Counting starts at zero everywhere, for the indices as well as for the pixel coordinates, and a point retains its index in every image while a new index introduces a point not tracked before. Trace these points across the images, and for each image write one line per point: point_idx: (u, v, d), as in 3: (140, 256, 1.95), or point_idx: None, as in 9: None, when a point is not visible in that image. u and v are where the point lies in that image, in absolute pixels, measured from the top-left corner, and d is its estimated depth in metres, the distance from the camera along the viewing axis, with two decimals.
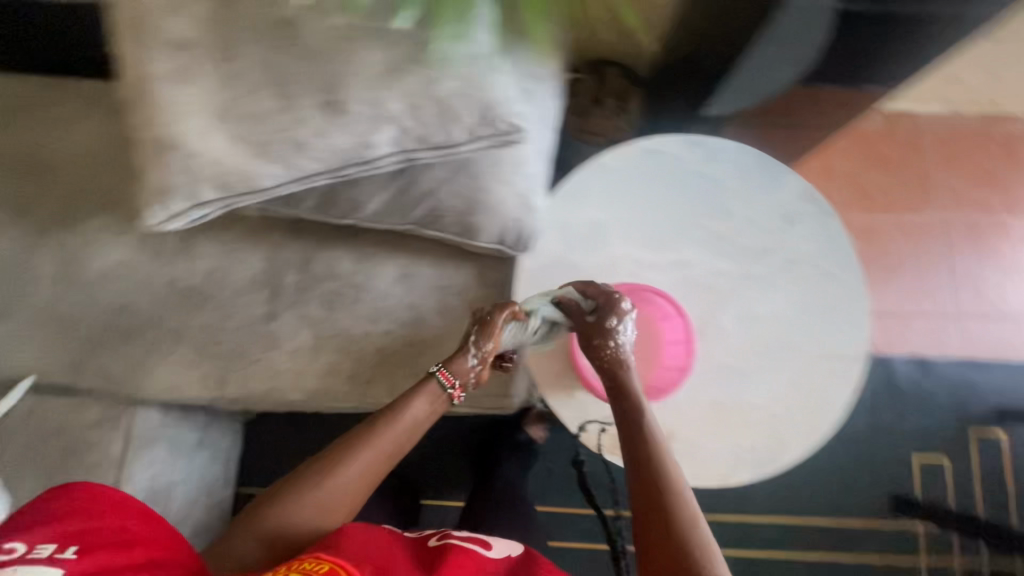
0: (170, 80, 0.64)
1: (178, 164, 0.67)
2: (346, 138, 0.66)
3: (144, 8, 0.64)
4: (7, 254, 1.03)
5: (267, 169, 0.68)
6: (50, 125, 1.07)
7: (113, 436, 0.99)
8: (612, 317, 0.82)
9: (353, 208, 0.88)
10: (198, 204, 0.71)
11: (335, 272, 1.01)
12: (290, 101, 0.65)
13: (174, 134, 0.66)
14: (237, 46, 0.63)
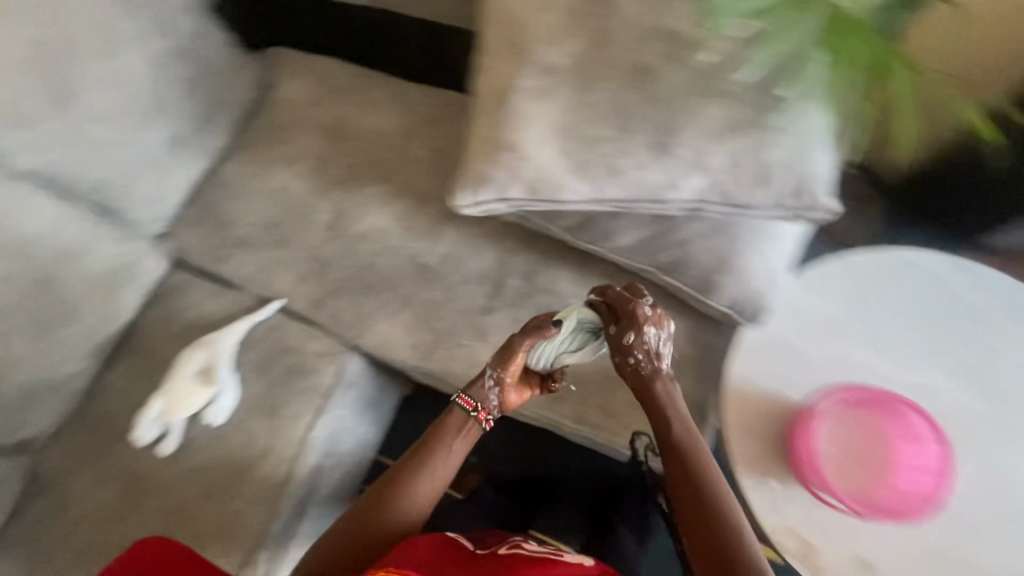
0: (531, 95, 0.76)
1: (509, 163, 0.77)
2: (662, 177, 0.73)
3: (530, 35, 0.77)
4: (297, 198, 1.25)
5: (576, 185, 0.77)
6: (360, 107, 1.33)
7: (325, 370, 1.11)
8: (630, 330, 0.81)
9: (605, 237, 0.95)
10: (501, 198, 0.81)
11: (555, 288, 1.08)
12: (626, 134, 0.73)
13: (515, 137, 0.77)
14: (598, 80, 0.73)
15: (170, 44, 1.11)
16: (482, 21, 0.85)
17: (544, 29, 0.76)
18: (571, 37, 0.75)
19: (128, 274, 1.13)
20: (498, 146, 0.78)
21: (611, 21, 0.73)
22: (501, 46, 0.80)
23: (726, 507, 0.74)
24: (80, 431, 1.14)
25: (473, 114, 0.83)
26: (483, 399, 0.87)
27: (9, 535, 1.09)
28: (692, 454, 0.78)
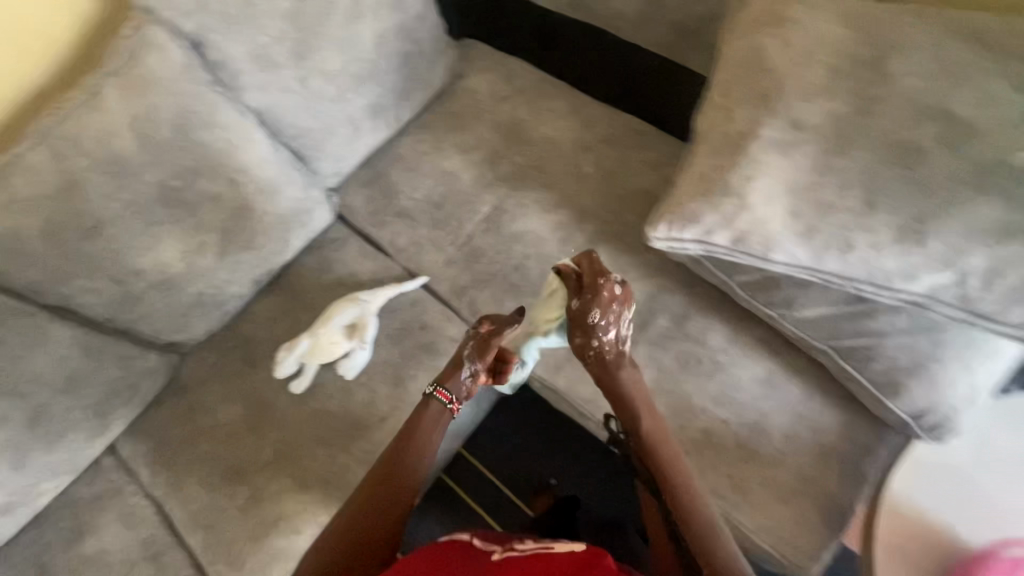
0: (771, 146, 0.73)
1: (726, 208, 0.75)
2: (900, 265, 0.67)
3: (784, 86, 0.74)
4: (462, 185, 1.29)
5: (791, 247, 0.72)
6: (539, 113, 1.35)
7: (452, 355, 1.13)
8: (596, 309, 0.83)
9: (784, 304, 0.89)
10: (702, 240, 0.78)
11: (705, 339, 1.03)
12: (869, 210, 0.68)
13: (741, 183, 0.74)
14: (853, 146, 0.69)
15: (401, 21, 1.17)
16: (724, 60, 0.83)
17: (802, 85, 0.74)
18: (832, 98, 0.71)
19: (303, 223, 1.19)
20: (720, 188, 0.75)
21: (883, 89, 0.70)
22: (746, 89, 0.77)
23: (686, 480, 0.79)
24: (223, 347, 1.23)
25: (694, 150, 0.81)
26: (457, 388, 0.94)
27: (144, 422, 1.19)
28: (663, 436, 0.82)
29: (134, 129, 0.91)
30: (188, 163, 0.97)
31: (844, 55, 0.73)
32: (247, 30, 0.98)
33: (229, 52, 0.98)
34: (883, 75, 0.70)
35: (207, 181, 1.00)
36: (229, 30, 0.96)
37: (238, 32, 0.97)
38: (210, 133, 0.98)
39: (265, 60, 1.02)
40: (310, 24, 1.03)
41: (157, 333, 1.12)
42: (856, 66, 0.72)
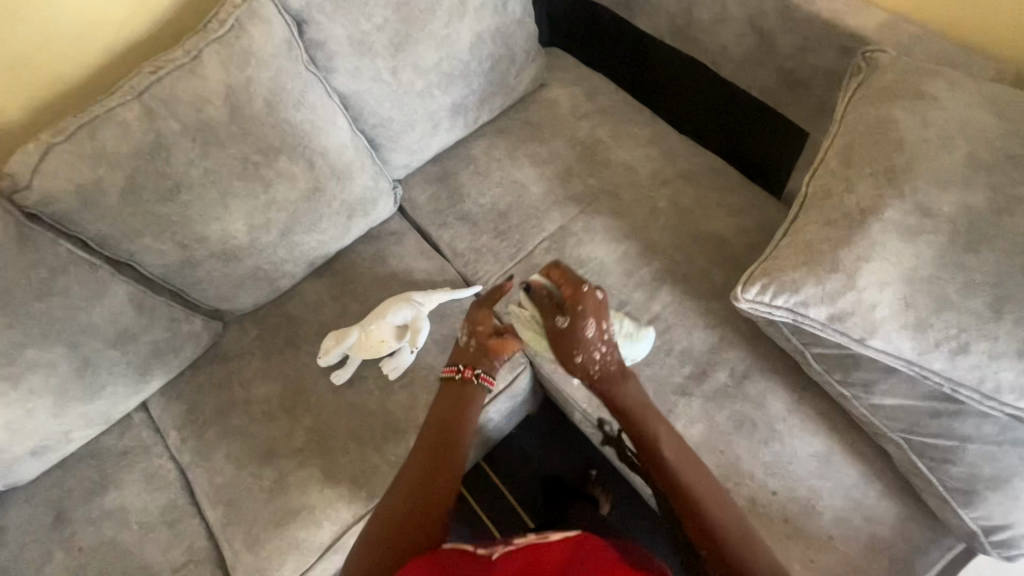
0: (891, 228, 0.69)
1: (830, 285, 0.71)
2: (1018, 381, 0.63)
3: (916, 167, 0.70)
4: (531, 199, 1.26)
5: (894, 337, 0.68)
6: (619, 137, 1.30)
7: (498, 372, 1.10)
8: (591, 321, 0.92)
9: (861, 386, 0.85)
10: (795, 310, 0.74)
11: (763, 402, 0.99)
12: (993, 316, 0.64)
13: (852, 261, 0.70)
14: (986, 245, 0.65)
15: (500, 25, 1.14)
16: (847, 126, 0.79)
17: (936, 169, 0.69)
18: (969, 189, 0.67)
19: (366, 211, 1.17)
20: (827, 262, 0.72)
21: None
22: (871, 162, 0.73)
23: (699, 475, 0.83)
24: (268, 323, 1.22)
25: (802, 215, 0.77)
26: (474, 360, 0.97)
27: (180, 385, 1.18)
28: (677, 446, 0.86)
29: (228, 100, 0.89)
30: (273, 141, 0.95)
31: (988, 146, 0.68)
32: (350, 16, 0.96)
33: (329, 33, 0.96)
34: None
35: (286, 160, 0.98)
36: (333, 12, 0.95)
37: (342, 16, 0.95)
38: (298, 114, 0.96)
39: (363, 47, 1.00)
40: (411, 18, 1.01)
41: (209, 300, 1.11)
42: (1000, 160, 0.67)
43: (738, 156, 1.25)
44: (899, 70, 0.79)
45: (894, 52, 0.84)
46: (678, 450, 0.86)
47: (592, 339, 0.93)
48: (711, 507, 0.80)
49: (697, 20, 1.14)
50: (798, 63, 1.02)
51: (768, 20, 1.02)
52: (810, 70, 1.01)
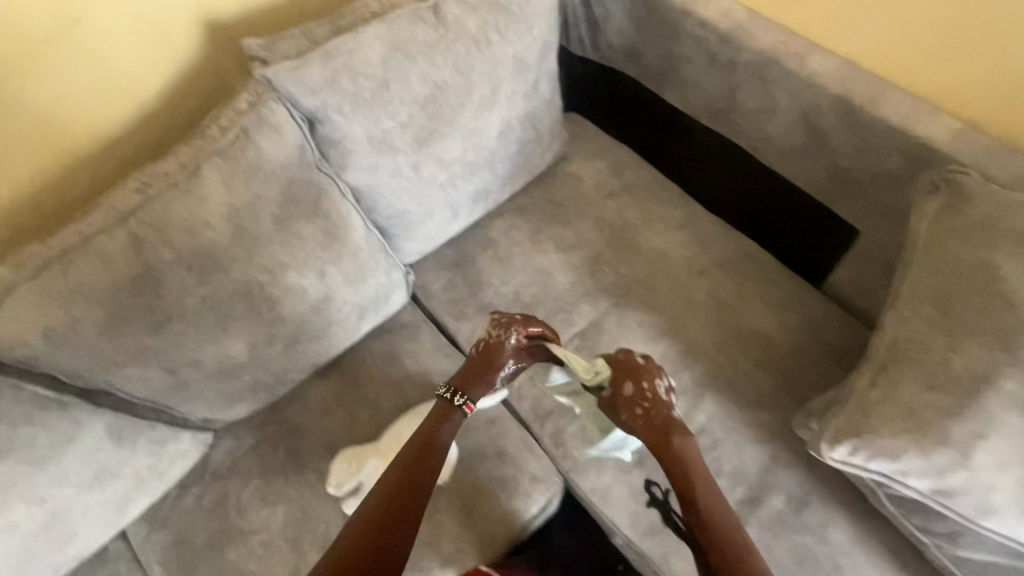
0: (1008, 400, 0.62)
1: (937, 459, 0.64)
2: None
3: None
4: (558, 290, 1.16)
5: (1009, 520, 0.63)
6: (650, 218, 1.22)
7: (530, 495, 0.99)
8: (628, 380, 0.79)
9: (946, 536, 0.78)
10: (891, 477, 0.67)
11: (826, 534, 0.91)
12: None
13: (961, 434, 0.63)
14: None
15: (531, 110, 1.04)
16: (934, 264, 0.72)
17: None
18: None
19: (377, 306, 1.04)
20: (935, 433, 0.64)
21: None
22: (973, 316, 0.66)
23: (727, 518, 0.73)
24: (265, 434, 1.08)
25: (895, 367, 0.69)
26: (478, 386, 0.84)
27: (162, 512, 1.03)
28: (714, 498, 0.75)
29: (233, 219, 0.77)
30: (282, 258, 0.83)
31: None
32: (371, 116, 0.85)
33: (346, 135, 0.85)
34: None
35: (295, 275, 0.86)
36: (353, 113, 0.83)
37: (361, 116, 0.84)
38: (311, 225, 0.84)
39: (382, 146, 0.88)
40: (440, 114, 0.91)
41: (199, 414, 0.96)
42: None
43: (777, 243, 1.17)
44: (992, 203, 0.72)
45: (977, 175, 0.78)
46: (714, 500, 0.75)
47: (635, 398, 0.77)
48: (738, 556, 0.71)
49: (740, 107, 1.06)
50: (855, 164, 0.95)
51: (823, 118, 0.95)
52: (867, 172, 0.94)
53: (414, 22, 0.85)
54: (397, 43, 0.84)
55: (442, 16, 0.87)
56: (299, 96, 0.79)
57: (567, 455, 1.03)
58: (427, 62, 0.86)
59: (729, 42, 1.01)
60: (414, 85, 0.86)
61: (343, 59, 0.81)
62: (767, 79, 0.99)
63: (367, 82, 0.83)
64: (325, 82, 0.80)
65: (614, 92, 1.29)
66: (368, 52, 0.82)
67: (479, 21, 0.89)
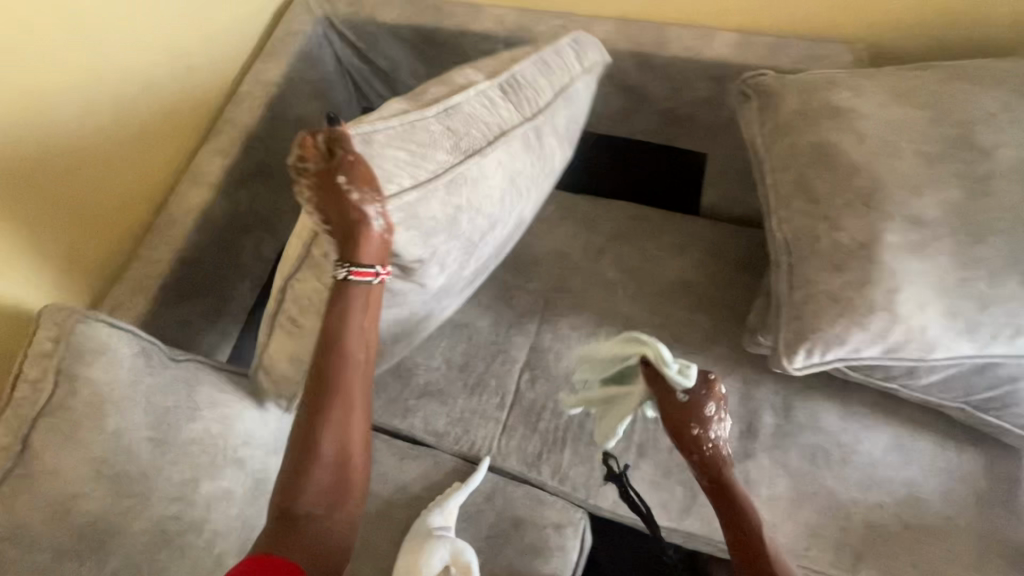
0: (905, 251, 0.67)
1: (874, 326, 0.68)
2: None
3: (883, 183, 0.70)
4: (484, 336, 1.11)
5: (961, 348, 0.67)
6: (533, 227, 1.20)
7: (568, 544, 0.94)
8: (711, 403, 0.76)
9: (908, 374, 0.84)
10: (848, 358, 0.70)
11: (820, 425, 0.96)
12: None
13: (890, 299, 0.67)
14: (991, 232, 0.66)
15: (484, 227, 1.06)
16: (779, 159, 0.78)
17: (905, 178, 0.69)
18: (939, 187, 0.68)
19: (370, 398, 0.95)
20: (861, 306, 0.68)
21: (989, 166, 0.68)
22: (839, 192, 0.72)
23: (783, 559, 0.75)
24: None
25: (801, 265, 0.73)
26: (376, 251, 0.68)
27: None
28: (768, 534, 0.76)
29: (105, 474, 0.64)
30: (186, 475, 0.70)
31: (931, 137, 0.70)
32: (463, 254, 0.82)
33: (416, 290, 0.82)
34: (981, 148, 0.69)
35: (209, 482, 0.73)
36: (448, 253, 0.79)
37: (456, 254, 0.81)
38: (198, 424, 0.72)
39: (448, 287, 0.87)
40: (507, 238, 0.92)
41: None
42: (948, 145, 0.69)
43: (644, 197, 1.21)
44: (796, 91, 0.80)
45: (770, 71, 0.85)
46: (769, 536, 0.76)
47: (694, 412, 0.76)
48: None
49: None
50: (676, 102, 1.00)
51: (630, 74, 1.00)
52: (688, 105, 1.00)
53: (528, 151, 0.84)
54: (513, 173, 0.83)
55: (545, 146, 0.87)
56: (405, 245, 0.73)
57: (576, 485, 0.99)
58: (525, 200, 0.88)
59: (516, 45, 1.03)
60: (507, 223, 0.87)
61: (466, 191, 0.77)
62: None
63: (476, 217, 0.80)
64: (443, 221, 0.76)
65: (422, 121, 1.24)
66: (490, 184, 0.80)
67: (565, 154, 0.94)
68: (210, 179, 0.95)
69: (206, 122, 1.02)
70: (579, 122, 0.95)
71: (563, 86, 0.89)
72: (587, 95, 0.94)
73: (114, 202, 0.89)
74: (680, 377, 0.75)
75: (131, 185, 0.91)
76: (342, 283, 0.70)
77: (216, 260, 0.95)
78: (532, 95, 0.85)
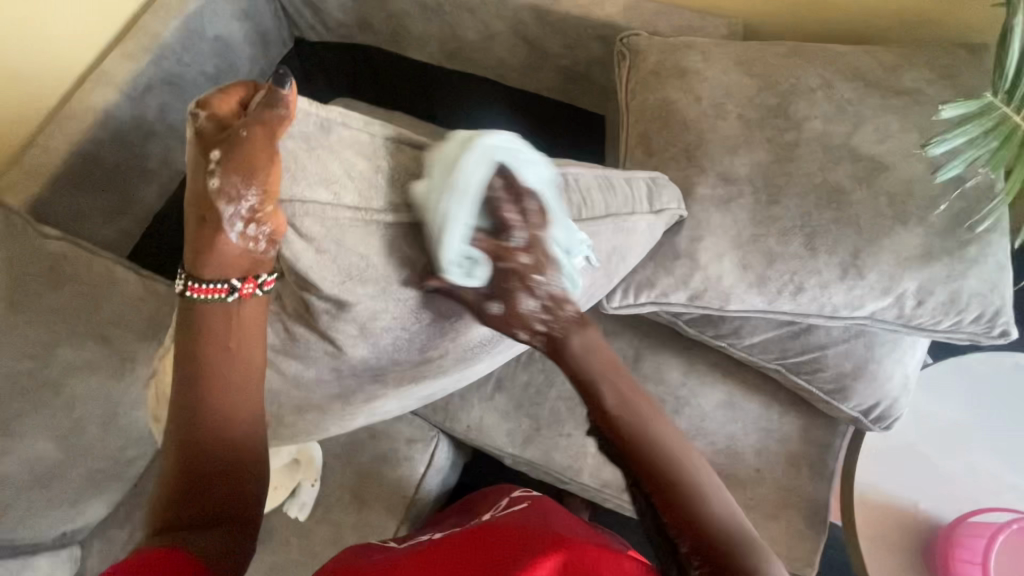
0: (711, 205, 0.83)
1: (678, 272, 0.84)
2: (846, 298, 0.80)
3: (706, 142, 0.84)
4: None
5: (747, 298, 0.83)
6: None
7: (415, 458, 1.03)
8: (516, 229, 0.63)
9: (733, 333, 0.94)
10: (659, 301, 0.86)
11: (663, 377, 1.03)
12: (814, 253, 0.80)
13: (694, 245, 0.83)
14: (783, 195, 0.81)
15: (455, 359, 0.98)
16: (634, 112, 0.90)
17: (720, 141, 0.84)
18: (752, 148, 0.83)
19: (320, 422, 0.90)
20: (668, 253, 0.84)
21: (795, 134, 0.83)
22: (669, 146, 0.86)
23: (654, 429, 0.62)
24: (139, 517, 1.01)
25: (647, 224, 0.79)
26: (234, 261, 0.63)
27: None
28: (623, 395, 0.64)
29: None
30: (43, 338, 0.80)
31: (752, 104, 0.85)
32: (399, 320, 0.74)
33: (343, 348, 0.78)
34: (792, 120, 0.83)
35: (69, 350, 0.82)
36: (377, 310, 0.72)
37: (389, 318, 0.74)
38: (61, 294, 0.81)
39: (373, 362, 0.79)
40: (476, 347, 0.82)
41: (36, 526, 0.88)
42: (765, 114, 0.84)
43: (547, 137, 1.18)
44: (658, 51, 0.91)
45: (645, 32, 0.95)
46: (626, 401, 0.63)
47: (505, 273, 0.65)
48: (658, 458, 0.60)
49: (467, 41, 1.14)
50: (571, 60, 1.07)
51: (530, 26, 1.04)
52: (584, 63, 1.07)
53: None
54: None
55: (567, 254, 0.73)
56: (317, 273, 0.69)
57: (436, 409, 1.07)
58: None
59: None
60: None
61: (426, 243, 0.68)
62: (474, 10, 1.07)
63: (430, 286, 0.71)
64: (376, 270, 0.69)
65: (344, 53, 1.29)
66: None
67: (589, 282, 0.79)
68: (114, 82, 1.00)
69: (124, 26, 1.06)
70: (624, 260, 0.81)
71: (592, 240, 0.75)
72: (649, 240, 0.80)
73: (22, 94, 0.95)
74: (467, 272, 0.64)
75: (40, 79, 0.96)
76: (187, 298, 0.66)
77: (116, 159, 1.01)
78: (577, 202, 0.74)
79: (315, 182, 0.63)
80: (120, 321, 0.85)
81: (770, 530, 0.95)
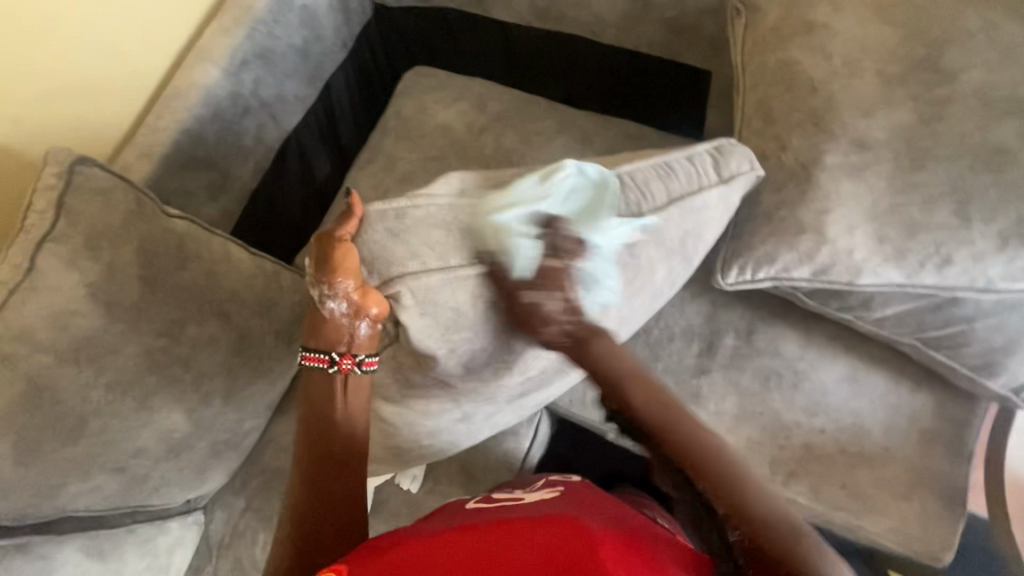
0: (844, 173, 0.70)
1: (803, 246, 0.71)
2: (1006, 270, 0.66)
3: (837, 105, 0.71)
4: None
5: (883, 272, 0.70)
6: (529, 137, 1.17)
7: (516, 433, 1.01)
8: (557, 261, 0.65)
9: (862, 305, 0.85)
10: (778, 278, 0.74)
11: (778, 351, 0.98)
12: (967, 223, 0.66)
13: (821, 219, 0.70)
14: (931, 159, 0.67)
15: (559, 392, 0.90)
16: (748, 78, 0.79)
17: (860, 97, 0.71)
18: (893, 107, 0.69)
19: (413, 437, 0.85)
20: (791, 227, 0.72)
21: (948, 89, 0.68)
22: (793, 112, 0.74)
23: (698, 433, 0.62)
24: (253, 488, 1.03)
25: (778, 190, 0.73)
26: (343, 341, 0.67)
27: None
28: (653, 398, 0.65)
29: (97, 298, 0.77)
30: (172, 315, 0.81)
31: (895, 59, 0.70)
32: (494, 354, 0.73)
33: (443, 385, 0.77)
34: (945, 72, 0.68)
35: (195, 326, 0.83)
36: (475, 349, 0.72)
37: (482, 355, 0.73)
38: (184, 272, 0.82)
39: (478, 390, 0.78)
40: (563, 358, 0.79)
41: (168, 493, 0.91)
42: (910, 67, 0.70)
43: (646, 97, 1.16)
44: None
45: None
46: (650, 398, 0.65)
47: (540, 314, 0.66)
48: (712, 474, 0.60)
49: None
50: (681, 9, 1.06)
51: None
52: (694, 13, 1.06)
53: (603, 259, 0.70)
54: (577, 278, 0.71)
55: (635, 255, 0.72)
56: (420, 332, 0.67)
57: None
58: (596, 315, 0.73)
59: None
60: None
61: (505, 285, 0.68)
62: None
63: None
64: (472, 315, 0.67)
65: (423, 21, 1.27)
66: None
67: (666, 272, 0.76)
68: (213, 57, 0.99)
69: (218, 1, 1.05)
70: (701, 239, 0.76)
71: (676, 248, 0.75)
72: (725, 212, 0.74)
73: (131, 74, 0.95)
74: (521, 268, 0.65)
75: (145, 57, 0.96)
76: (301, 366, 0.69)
77: (217, 137, 1.00)
78: (635, 199, 0.71)
79: (425, 244, 0.64)
80: (238, 297, 0.86)
81: (903, 511, 0.89)
